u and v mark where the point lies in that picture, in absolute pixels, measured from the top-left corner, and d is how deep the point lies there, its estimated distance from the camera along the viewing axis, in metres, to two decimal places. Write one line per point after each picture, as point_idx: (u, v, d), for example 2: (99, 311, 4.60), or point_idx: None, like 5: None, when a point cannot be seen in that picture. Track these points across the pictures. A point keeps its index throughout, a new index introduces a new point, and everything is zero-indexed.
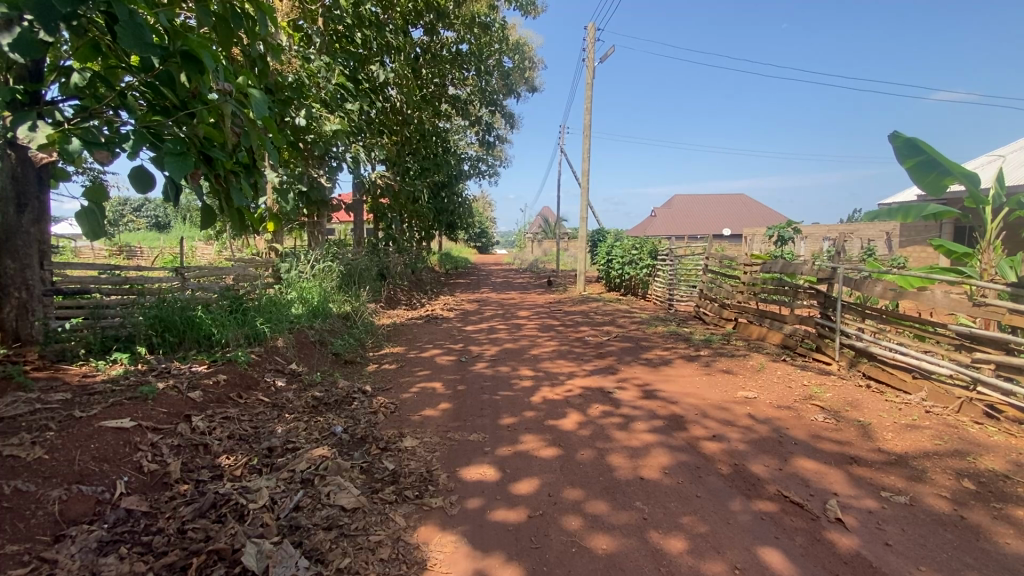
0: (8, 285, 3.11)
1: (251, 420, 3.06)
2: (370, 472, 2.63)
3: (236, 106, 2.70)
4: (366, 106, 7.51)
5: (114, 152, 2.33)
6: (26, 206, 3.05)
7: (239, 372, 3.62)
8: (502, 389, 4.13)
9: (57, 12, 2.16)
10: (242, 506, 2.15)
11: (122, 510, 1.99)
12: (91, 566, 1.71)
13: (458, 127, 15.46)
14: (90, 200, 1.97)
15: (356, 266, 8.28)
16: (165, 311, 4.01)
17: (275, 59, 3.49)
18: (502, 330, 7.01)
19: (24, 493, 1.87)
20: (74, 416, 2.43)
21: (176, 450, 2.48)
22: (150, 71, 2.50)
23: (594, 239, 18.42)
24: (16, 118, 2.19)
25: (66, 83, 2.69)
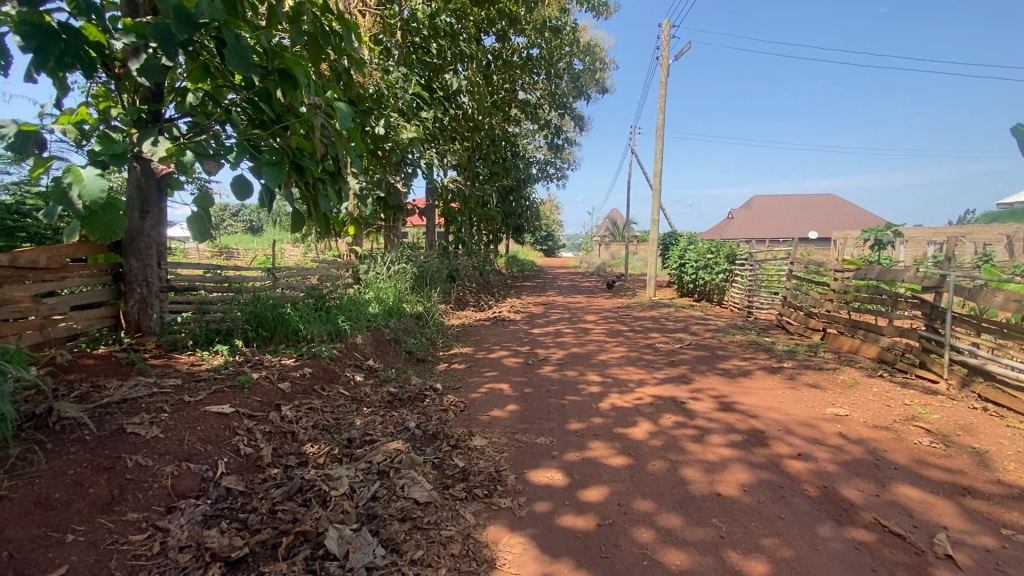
0: (131, 283, 3.57)
1: (333, 412, 3.25)
2: (441, 468, 2.70)
3: (325, 118, 2.93)
4: (440, 113, 7.79)
5: (220, 162, 2.60)
6: (147, 211, 3.52)
7: (323, 366, 3.86)
8: (569, 394, 4.10)
9: (177, 39, 2.55)
10: (325, 493, 2.28)
11: (223, 488, 2.19)
12: (197, 537, 1.89)
13: (527, 131, 15.59)
14: (197, 206, 2.23)
15: (428, 268, 8.58)
16: (259, 307, 4.38)
17: (359, 73, 3.73)
18: (570, 334, 6.96)
19: (143, 466, 2.10)
20: (183, 400, 2.71)
21: (268, 437, 2.69)
22: (251, 90, 2.81)
23: (666, 243, 17.85)
24: (142, 134, 2.56)
25: (182, 102, 3.06)
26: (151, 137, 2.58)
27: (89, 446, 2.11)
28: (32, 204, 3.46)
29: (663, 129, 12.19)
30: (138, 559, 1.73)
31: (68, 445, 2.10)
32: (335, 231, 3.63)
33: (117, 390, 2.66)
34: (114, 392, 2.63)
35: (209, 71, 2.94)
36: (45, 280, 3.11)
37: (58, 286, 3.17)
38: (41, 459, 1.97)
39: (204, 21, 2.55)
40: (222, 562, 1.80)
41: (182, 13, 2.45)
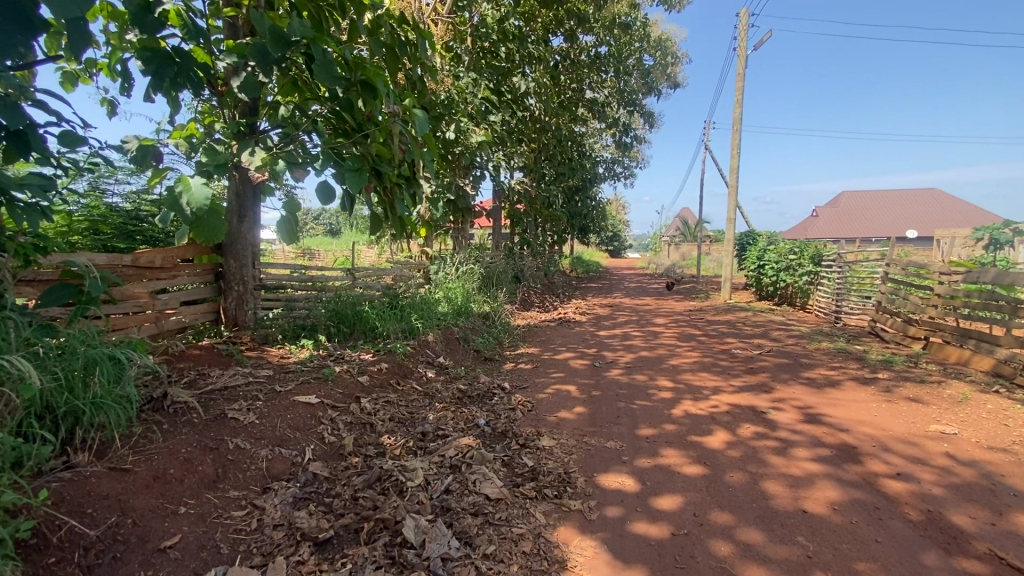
0: (230, 281, 3.96)
1: (408, 406, 3.39)
2: (511, 466, 2.74)
3: (402, 125, 3.13)
4: (508, 115, 7.89)
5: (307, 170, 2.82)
6: (244, 216, 3.89)
7: (397, 362, 4.03)
8: (639, 398, 4.00)
9: (271, 57, 2.88)
10: (402, 483, 2.39)
11: (310, 473, 2.36)
12: (288, 517, 2.04)
13: (594, 130, 15.38)
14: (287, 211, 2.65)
15: (495, 269, 8.72)
16: (340, 305, 4.64)
17: (432, 80, 3.87)
18: (639, 337, 6.80)
19: (242, 449, 2.30)
20: (275, 390, 2.94)
21: (349, 427, 2.86)
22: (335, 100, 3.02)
23: (742, 243, 16.95)
24: (242, 146, 2.89)
25: (274, 114, 3.38)
26: (249, 148, 2.92)
27: (198, 428, 2.34)
28: (147, 210, 3.88)
29: (740, 123, 11.58)
30: (238, 533, 1.90)
31: (180, 426, 2.35)
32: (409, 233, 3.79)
33: (219, 378, 2.94)
34: (217, 380, 2.90)
35: (297, 84, 3.29)
36: (160, 278, 3.50)
37: (172, 283, 3.58)
38: (159, 438, 2.21)
39: (296, 40, 2.87)
40: (311, 542, 1.94)
41: (277, 33, 2.78)
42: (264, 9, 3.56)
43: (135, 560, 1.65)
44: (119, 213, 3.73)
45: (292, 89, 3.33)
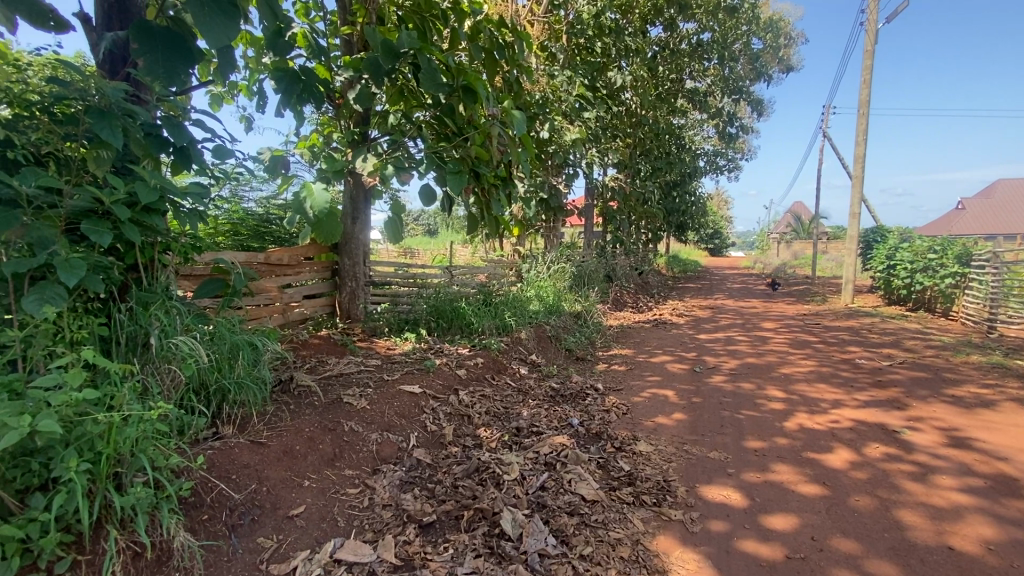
0: (344, 277, 4.35)
1: (502, 401, 3.47)
2: (606, 468, 2.69)
3: (501, 126, 3.31)
4: (603, 111, 7.76)
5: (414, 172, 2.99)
6: (357, 218, 4.26)
7: (492, 357, 4.13)
8: (745, 408, 3.73)
9: (383, 69, 3.17)
10: (498, 475, 2.45)
11: (415, 459, 2.51)
12: (396, 498, 2.19)
13: (694, 122, 14.60)
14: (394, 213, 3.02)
15: (586, 267, 8.61)
16: (439, 301, 4.82)
17: (527, 80, 3.92)
18: (743, 342, 6.34)
19: (356, 431, 2.50)
20: (383, 378, 3.16)
21: (449, 417, 2.99)
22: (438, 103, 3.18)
23: (867, 241, 15.12)
24: (356, 152, 3.18)
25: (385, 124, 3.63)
26: (362, 154, 3.21)
27: (319, 410, 2.59)
28: (275, 215, 4.33)
29: (867, 106, 10.34)
30: (353, 509, 2.06)
31: (304, 407, 2.60)
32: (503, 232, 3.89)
33: (336, 366, 3.23)
34: (334, 367, 3.19)
35: (403, 93, 3.54)
36: (286, 274, 3.92)
37: (296, 279, 4.00)
38: (286, 417, 2.47)
39: (405, 51, 3.13)
40: (416, 524, 2.06)
41: (388, 45, 3.07)
42: (376, 24, 3.84)
43: (269, 524, 1.86)
44: (253, 216, 4.23)
45: (399, 98, 3.58)
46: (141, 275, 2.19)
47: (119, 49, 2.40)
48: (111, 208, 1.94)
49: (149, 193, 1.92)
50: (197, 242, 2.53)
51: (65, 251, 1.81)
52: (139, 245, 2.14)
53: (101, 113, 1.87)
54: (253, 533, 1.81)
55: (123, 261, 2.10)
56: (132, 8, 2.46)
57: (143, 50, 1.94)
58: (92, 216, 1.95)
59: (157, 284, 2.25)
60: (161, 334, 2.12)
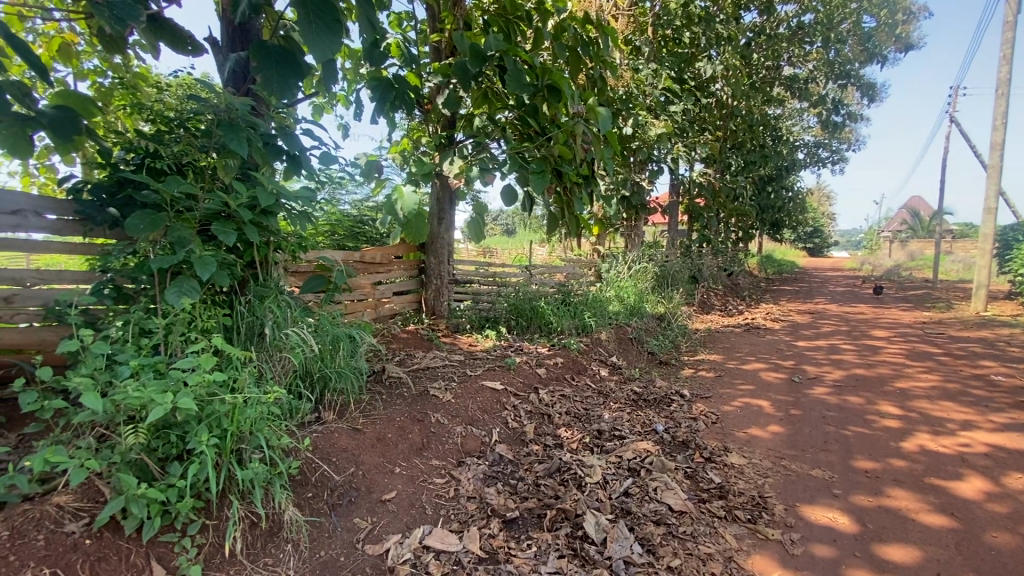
0: (430, 275, 4.53)
1: (583, 402, 3.43)
2: (695, 478, 2.57)
3: (585, 124, 3.31)
4: (691, 104, 7.41)
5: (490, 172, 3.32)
6: (443, 219, 4.49)
7: (573, 357, 4.07)
8: (853, 424, 3.40)
9: (470, 73, 3.28)
10: (581, 477, 2.43)
11: (497, 454, 2.55)
12: (480, 491, 2.24)
13: (793, 111, 13.51)
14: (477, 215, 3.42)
15: (669, 268, 8.26)
16: (519, 300, 4.82)
17: (612, 76, 3.85)
18: (850, 352, 5.76)
19: (442, 424, 2.59)
20: (466, 373, 3.25)
21: (530, 415, 3.01)
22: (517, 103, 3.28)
23: (1005, 240, 13.15)
24: (444, 155, 3.33)
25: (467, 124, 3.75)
26: (449, 157, 3.38)
27: (408, 401, 2.72)
28: (368, 216, 4.60)
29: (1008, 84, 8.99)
30: (440, 498, 2.14)
31: (395, 397, 2.75)
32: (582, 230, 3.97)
33: (423, 360, 3.37)
34: (421, 361, 3.34)
35: (487, 95, 3.61)
36: (379, 272, 4.17)
37: (386, 276, 4.23)
38: (378, 406, 2.61)
39: (491, 54, 3.21)
40: (499, 518, 2.09)
41: (476, 49, 3.14)
42: (463, 29, 3.95)
43: (364, 506, 1.98)
44: (349, 218, 4.52)
45: (482, 100, 3.65)
46: (257, 271, 2.43)
47: (240, 68, 2.67)
48: (235, 211, 2.16)
49: (267, 197, 2.12)
50: (303, 242, 2.75)
51: (198, 249, 2.05)
52: (257, 244, 2.36)
53: (229, 126, 2.09)
54: (350, 513, 1.93)
55: (243, 258, 2.34)
56: (251, 30, 2.73)
57: (260, 67, 2.15)
58: (219, 219, 2.18)
59: (270, 279, 2.48)
60: (274, 324, 2.33)
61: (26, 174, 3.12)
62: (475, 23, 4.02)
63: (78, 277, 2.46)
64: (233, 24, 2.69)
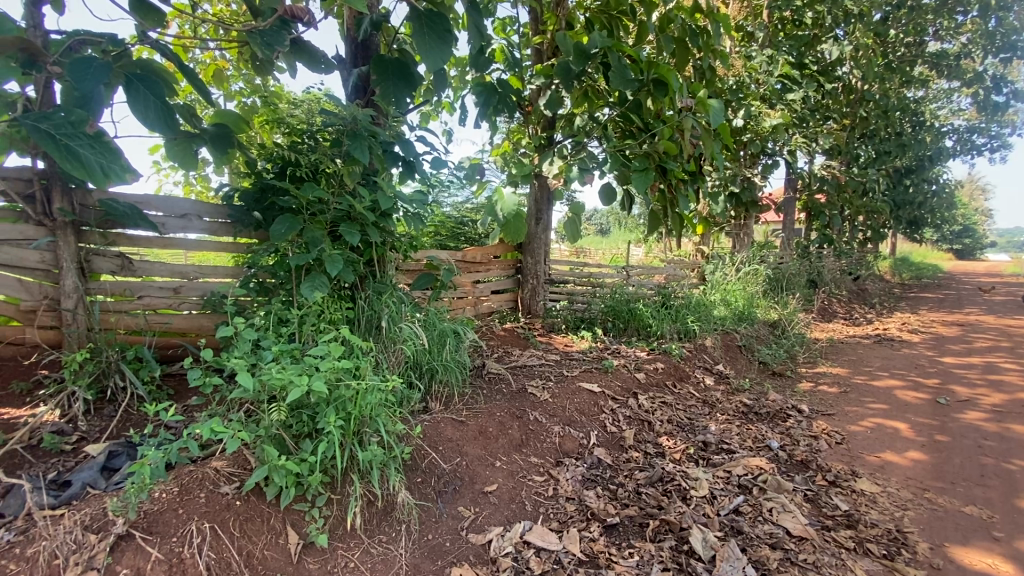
0: (527, 275, 4.60)
1: (686, 410, 3.26)
2: (816, 503, 2.33)
3: (693, 118, 3.18)
4: (812, 90, 6.75)
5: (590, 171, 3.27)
6: (541, 219, 4.54)
7: (674, 363, 3.88)
8: (1020, 458, 2.88)
9: (573, 72, 3.27)
10: (685, 489, 2.32)
11: (596, 457, 2.52)
12: (579, 493, 2.22)
13: (939, 92, 11.77)
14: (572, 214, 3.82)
15: (782, 271, 7.58)
16: (617, 301, 4.68)
17: (723, 66, 3.66)
18: (1013, 372, 4.89)
19: (540, 422, 2.61)
20: (563, 373, 3.24)
21: (629, 420, 2.93)
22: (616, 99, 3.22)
23: None
24: (544, 156, 3.39)
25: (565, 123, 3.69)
26: (549, 158, 3.42)
27: (508, 398, 2.77)
28: (468, 217, 4.76)
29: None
30: (539, 496, 2.16)
31: (495, 393, 2.82)
32: (685, 231, 3.82)
33: (520, 358, 3.42)
34: (519, 358, 3.39)
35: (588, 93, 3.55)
36: (479, 270, 4.32)
37: (485, 275, 4.37)
38: (480, 400, 2.70)
39: (595, 51, 3.18)
40: (600, 523, 2.06)
41: (581, 48, 3.14)
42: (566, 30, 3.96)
43: (468, 496, 2.05)
44: (451, 219, 4.71)
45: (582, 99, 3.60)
46: (375, 268, 2.62)
47: (362, 82, 2.89)
48: (358, 213, 2.37)
49: (386, 200, 2.31)
50: (413, 243, 2.92)
51: (327, 248, 2.27)
52: (375, 243, 2.56)
53: (356, 136, 2.30)
54: (455, 501, 2.01)
55: (364, 257, 2.54)
56: (371, 46, 2.94)
57: (380, 80, 2.50)
58: (344, 220, 2.41)
59: (386, 276, 2.66)
60: (389, 318, 2.51)
61: (187, 183, 3.64)
62: (577, 22, 4.00)
63: (228, 272, 2.82)
64: (356, 41, 2.90)
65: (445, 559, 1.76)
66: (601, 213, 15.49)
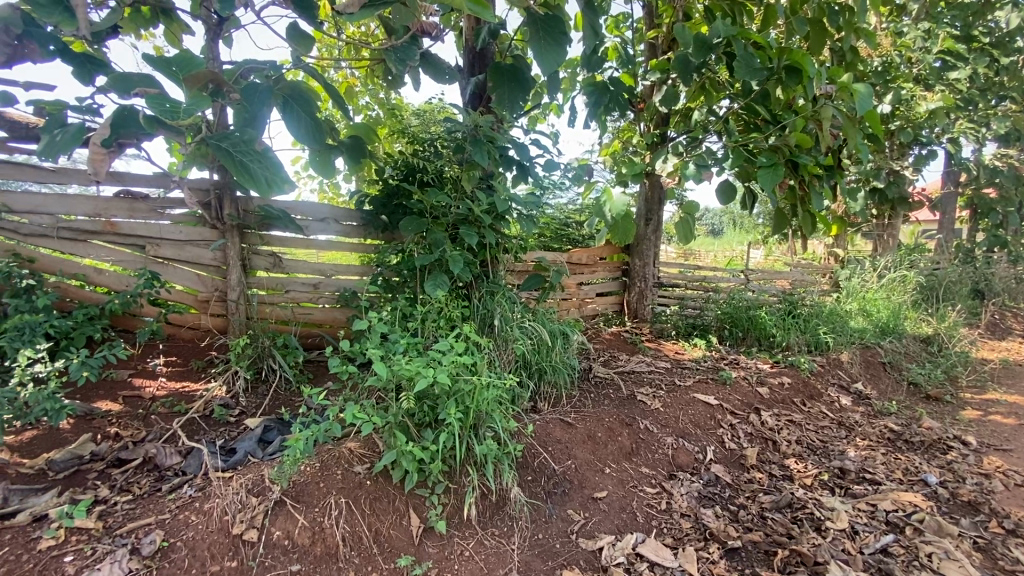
0: (634, 278, 4.47)
1: (818, 432, 2.93)
2: (991, 554, 1.97)
3: (834, 106, 2.86)
4: (983, 65, 5.74)
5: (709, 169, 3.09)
6: (651, 219, 4.37)
7: (803, 379, 3.51)
8: None
9: (692, 65, 3.12)
10: (819, 520, 2.10)
11: (713, 474, 2.37)
12: (695, 511, 2.10)
13: None
14: (685, 214, 3.63)
15: (938, 278, 6.51)
16: (735, 307, 4.34)
17: (870, 46, 3.24)
18: None
19: (651, 431, 2.51)
20: (675, 382, 3.08)
21: (750, 438, 2.71)
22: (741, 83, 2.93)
23: None
24: (658, 154, 3.27)
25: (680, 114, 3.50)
26: (663, 155, 3.28)
27: (616, 403, 2.71)
28: (575, 219, 4.73)
29: None
30: (651, 509, 2.08)
31: (603, 398, 2.77)
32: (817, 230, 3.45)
33: (628, 363, 3.32)
34: (627, 364, 3.29)
35: (707, 86, 3.36)
36: (584, 272, 4.29)
37: (591, 277, 4.33)
38: (588, 404, 2.67)
39: (717, 41, 2.99)
40: (719, 544, 1.93)
41: (701, 39, 2.97)
42: (684, 21, 3.79)
43: (577, 500, 2.03)
44: (558, 221, 4.72)
45: (700, 92, 3.41)
46: (488, 269, 2.71)
47: (479, 90, 2.98)
48: (477, 216, 2.48)
49: (503, 203, 2.38)
50: (524, 245, 2.96)
51: (448, 249, 2.41)
52: (489, 245, 2.65)
53: (478, 141, 2.42)
54: (565, 504, 2.01)
55: (478, 258, 2.64)
56: (488, 55, 3.00)
57: (496, 86, 2.63)
58: (464, 223, 2.53)
59: (498, 277, 2.74)
60: (502, 318, 2.59)
61: (322, 190, 4.05)
62: (697, 12, 3.80)
63: (357, 271, 3.10)
64: (474, 51, 2.97)
65: (555, 561, 1.77)
66: (713, 213, 14.54)
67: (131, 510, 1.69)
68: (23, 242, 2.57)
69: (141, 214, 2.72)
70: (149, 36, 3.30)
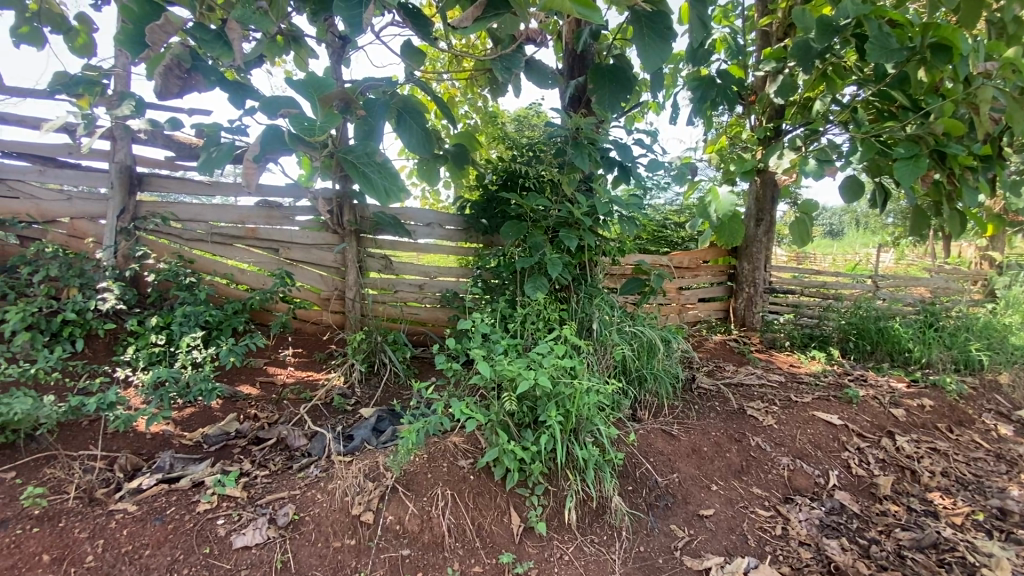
0: (742, 283, 4.20)
1: (971, 465, 2.53)
2: None
3: (995, 86, 2.46)
4: None
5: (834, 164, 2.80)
6: (762, 220, 4.07)
7: (948, 402, 3.05)
8: None
9: (813, 51, 2.86)
10: (975, 568, 1.81)
11: (837, 502, 2.14)
12: (816, 540, 1.92)
13: None
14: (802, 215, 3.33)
15: None
16: (862, 317, 3.88)
17: None
18: None
19: (763, 449, 2.34)
20: (791, 398, 2.83)
21: (882, 464, 2.41)
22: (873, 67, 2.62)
23: None
24: (771, 150, 3.04)
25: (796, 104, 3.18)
26: (778, 151, 3.04)
27: (723, 417, 2.55)
28: (675, 220, 4.54)
29: None
30: (765, 533, 1.93)
31: (708, 410, 2.62)
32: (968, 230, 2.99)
33: (735, 374, 3.11)
34: (734, 375, 3.09)
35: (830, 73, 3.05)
36: (686, 276, 4.11)
37: (692, 281, 4.14)
38: (692, 415, 2.54)
39: (845, 22, 2.69)
40: None
41: (825, 22, 2.68)
42: (802, 4, 3.47)
43: (681, 515, 1.95)
44: (656, 223, 4.56)
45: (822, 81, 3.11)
46: (587, 272, 2.68)
47: (578, 93, 2.97)
48: (577, 220, 2.48)
49: (604, 206, 2.36)
50: (624, 248, 2.90)
51: (548, 253, 2.43)
52: (587, 247, 2.63)
53: (578, 144, 2.44)
54: (668, 518, 1.93)
55: (577, 260, 2.64)
56: (588, 57, 2.99)
57: (596, 88, 2.60)
58: (563, 226, 2.53)
59: (597, 280, 2.71)
60: (600, 322, 2.55)
61: (424, 197, 4.27)
62: None
63: (459, 273, 3.24)
64: (574, 54, 2.97)
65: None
66: (831, 213, 13.17)
67: (268, 484, 1.90)
68: (184, 245, 3.00)
69: (276, 221, 3.07)
70: (282, 62, 3.70)
